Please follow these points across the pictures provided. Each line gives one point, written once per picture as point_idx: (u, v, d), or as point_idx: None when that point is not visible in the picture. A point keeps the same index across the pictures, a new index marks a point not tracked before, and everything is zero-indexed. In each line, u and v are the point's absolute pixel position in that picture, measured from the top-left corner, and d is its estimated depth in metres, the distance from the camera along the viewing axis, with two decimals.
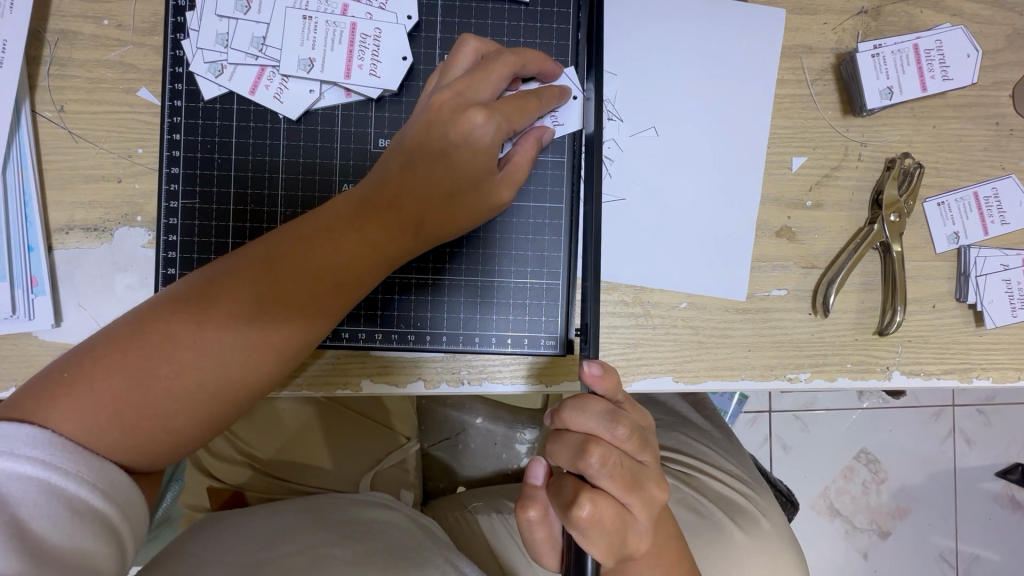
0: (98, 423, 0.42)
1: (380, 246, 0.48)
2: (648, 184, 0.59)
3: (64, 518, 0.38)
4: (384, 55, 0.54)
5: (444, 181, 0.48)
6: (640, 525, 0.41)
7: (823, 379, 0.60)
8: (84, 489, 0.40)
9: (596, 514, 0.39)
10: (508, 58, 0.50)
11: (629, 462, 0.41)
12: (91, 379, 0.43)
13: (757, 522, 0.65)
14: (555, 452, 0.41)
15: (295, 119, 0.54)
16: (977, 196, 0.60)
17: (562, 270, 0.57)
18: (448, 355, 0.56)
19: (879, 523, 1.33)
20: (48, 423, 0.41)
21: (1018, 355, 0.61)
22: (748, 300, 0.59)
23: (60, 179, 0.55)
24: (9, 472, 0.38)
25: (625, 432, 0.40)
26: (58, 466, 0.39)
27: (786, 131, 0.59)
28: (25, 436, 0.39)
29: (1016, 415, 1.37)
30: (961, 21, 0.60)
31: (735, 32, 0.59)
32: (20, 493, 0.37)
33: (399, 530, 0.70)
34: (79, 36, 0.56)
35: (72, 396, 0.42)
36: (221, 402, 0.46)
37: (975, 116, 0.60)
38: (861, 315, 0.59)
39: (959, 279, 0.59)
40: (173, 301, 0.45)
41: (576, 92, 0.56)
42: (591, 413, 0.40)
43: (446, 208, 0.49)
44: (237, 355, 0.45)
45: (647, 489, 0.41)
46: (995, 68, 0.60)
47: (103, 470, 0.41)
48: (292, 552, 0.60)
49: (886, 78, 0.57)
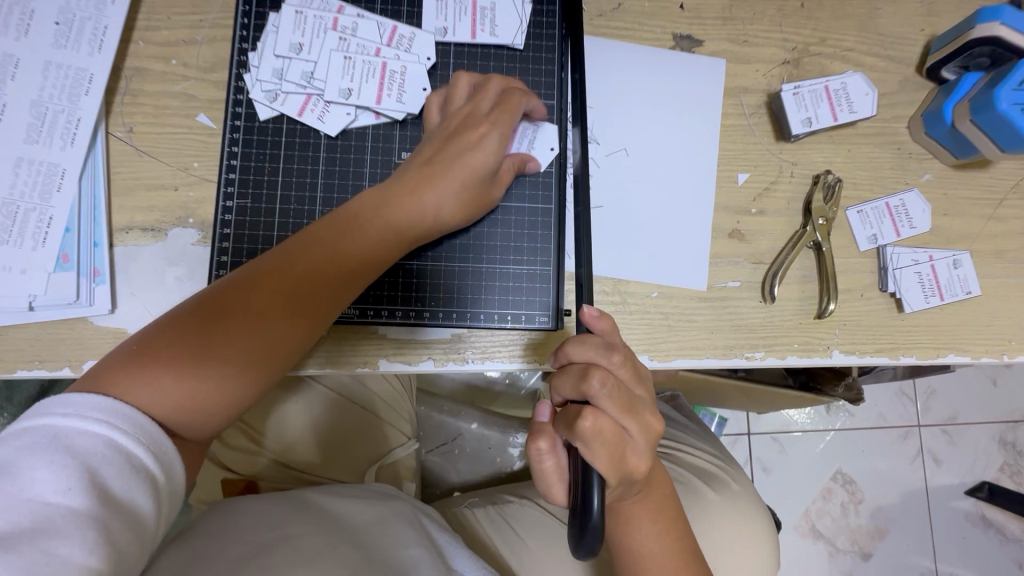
0: (164, 388, 0.50)
1: (397, 232, 0.59)
2: (622, 195, 0.71)
3: (126, 471, 0.44)
4: (408, 87, 0.66)
5: (456, 180, 0.59)
6: (636, 443, 0.45)
7: (775, 357, 0.70)
8: (142, 448, 0.46)
9: (597, 426, 0.42)
10: (496, 79, 0.63)
11: (626, 388, 0.45)
12: (160, 351, 0.51)
13: (727, 484, 0.74)
14: (560, 383, 0.46)
15: (334, 135, 0.66)
16: (889, 206, 0.73)
17: (554, 257, 0.67)
18: (456, 336, 0.66)
19: (860, 544, 1.53)
20: (121, 390, 0.48)
21: (935, 336, 0.72)
22: (708, 289, 0.70)
23: (124, 187, 0.65)
24: (79, 429, 0.44)
25: (619, 358, 0.45)
26: (121, 428, 0.45)
27: (732, 153, 0.73)
28: (93, 403, 0.46)
29: (976, 436, 1.59)
30: (863, 70, 0.76)
31: (688, 77, 0.74)
32: (90, 445, 0.43)
33: (392, 529, 0.75)
34: (149, 72, 0.67)
35: (143, 365, 0.50)
36: (262, 370, 0.54)
37: (880, 141, 0.74)
38: (802, 302, 0.71)
39: (880, 272, 0.72)
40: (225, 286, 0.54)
41: (552, 144, 0.68)
42: (590, 345, 0.46)
43: (455, 203, 0.60)
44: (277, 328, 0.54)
45: (642, 415, 0.45)
46: (893, 105, 0.75)
47: (155, 435, 0.47)
48: (301, 534, 0.66)
49: (806, 110, 0.71)
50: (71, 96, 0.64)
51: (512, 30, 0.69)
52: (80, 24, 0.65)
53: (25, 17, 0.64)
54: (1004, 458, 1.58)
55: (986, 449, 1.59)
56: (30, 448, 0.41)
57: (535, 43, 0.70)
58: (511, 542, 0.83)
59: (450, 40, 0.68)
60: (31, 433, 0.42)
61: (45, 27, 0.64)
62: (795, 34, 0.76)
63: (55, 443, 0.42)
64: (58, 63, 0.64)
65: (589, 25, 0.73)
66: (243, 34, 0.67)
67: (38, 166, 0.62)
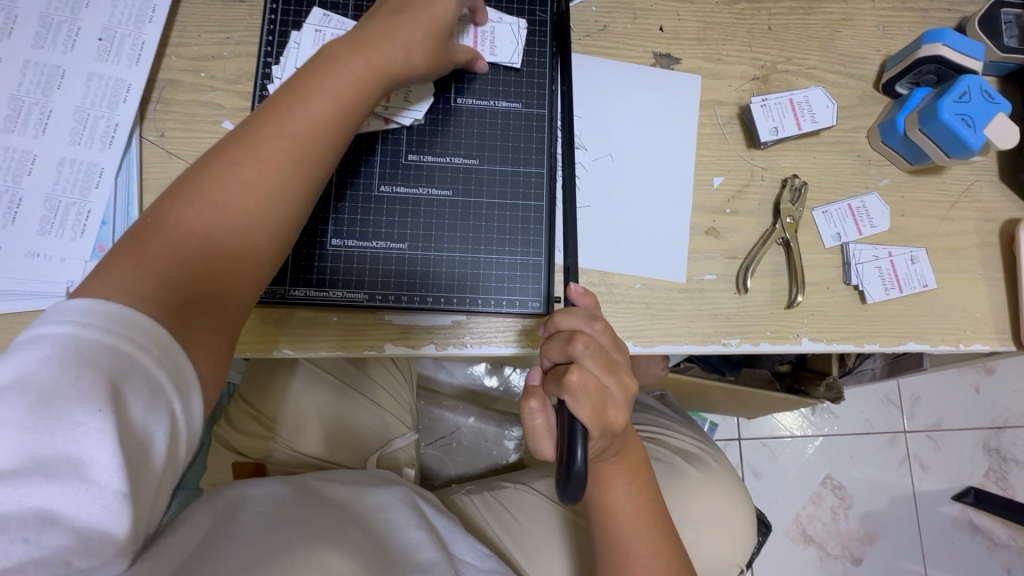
0: (166, 263, 0.49)
1: (367, 87, 0.60)
2: (608, 197, 0.78)
3: (149, 399, 0.41)
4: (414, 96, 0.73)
5: (414, 35, 0.63)
6: (615, 399, 0.51)
7: (749, 343, 0.76)
8: (160, 374, 0.43)
9: (583, 381, 0.48)
10: None
11: (606, 351, 0.51)
12: (157, 230, 0.50)
13: (708, 462, 0.79)
14: (548, 348, 0.52)
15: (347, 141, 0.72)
16: (851, 207, 0.80)
17: (545, 250, 0.73)
18: (456, 323, 0.72)
19: (851, 549, 1.56)
20: (125, 273, 0.47)
21: (897, 327, 0.78)
22: (687, 281, 0.77)
23: (155, 186, 0.72)
24: (99, 348, 0.40)
25: (601, 325, 0.51)
26: (140, 348, 0.42)
27: (708, 159, 0.80)
28: (106, 314, 0.42)
29: (961, 442, 1.64)
30: (825, 86, 0.84)
31: (668, 90, 0.82)
32: (112, 364, 0.40)
33: (393, 514, 0.79)
34: (180, 83, 0.75)
35: (141, 253, 0.48)
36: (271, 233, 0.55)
37: (842, 149, 0.82)
38: (773, 294, 0.77)
39: (844, 266, 0.79)
40: (193, 175, 0.53)
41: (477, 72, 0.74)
42: (577, 314, 0.51)
43: (421, 53, 0.64)
44: (282, 180, 0.55)
45: (620, 375, 0.51)
46: (853, 117, 0.83)
47: (173, 359, 0.44)
48: (311, 515, 0.71)
49: (773, 120, 0.79)
50: (110, 103, 0.71)
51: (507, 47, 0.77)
52: (120, 40, 0.72)
53: (72, 34, 0.71)
54: (989, 464, 1.63)
55: (971, 455, 1.63)
56: (54, 362, 0.39)
57: (529, 59, 0.78)
58: (506, 534, 0.86)
59: None
60: (52, 347, 0.40)
61: (89, 43, 0.71)
62: (764, 53, 0.84)
63: (76, 360, 0.39)
64: (99, 74, 0.71)
65: (578, 44, 0.81)
66: (268, 49, 0.74)
67: (78, 165, 0.69)
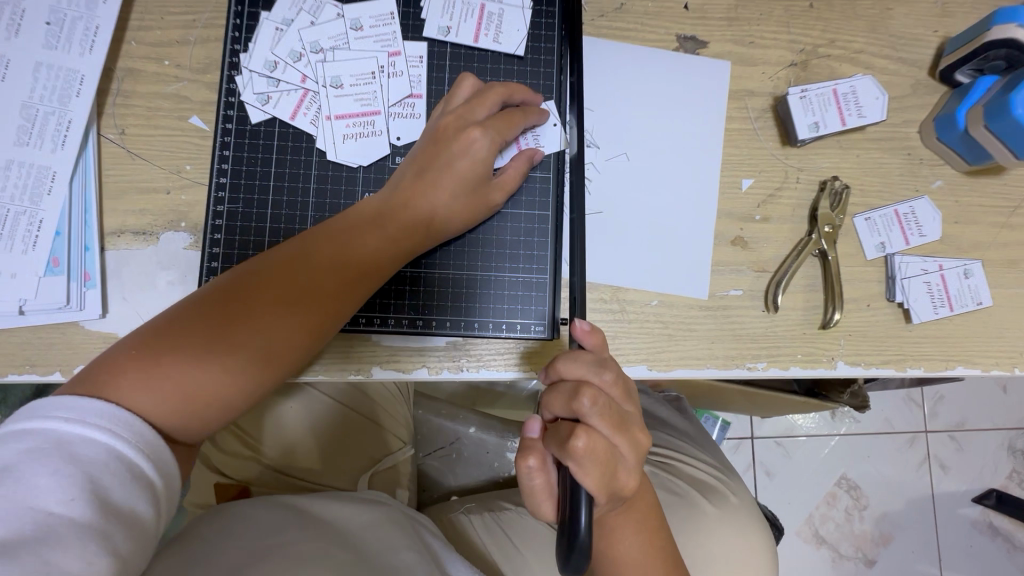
0: (158, 395, 0.47)
1: (393, 237, 0.57)
2: (623, 201, 0.70)
3: (127, 482, 0.42)
4: (409, 98, 0.66)
5: (448, 190, 0.59)
6: (626, 461, 0.45)
7: (777, 368, 0.68)
8: (144, 458, 0.44)
9: (590, 446, 0.42)
10: (498, 88, 0.61)
11: (616, 406, 0.45)
12: (153, 358, 0.48)
13: (726, 497, 0.72)
14: (550, 400, 0.46)
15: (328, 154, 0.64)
16: (898, 213, 0.71)
17: (550, 266, 0.66)
18: (450, 344, 0.65)
19: (865, 550, 1.51)
20: (115, 396, 0.46)
21: (945, 349, 0.70)
22: (710, 298, 0.68)
23: (116, 190, 0.65)
24: (84, 436, 0.42)
25: (611, 376, 0.45)
26: (124, 436, 0.44)
27: (736, 158, 0.71)
28: (93, 409, 0.44)
29: (985, 443, 1.56)
30: (873, 73, 0.73)
31: (692, 79, 0.72)
32: (92, 454, 0.42)
33: (388, 533, 0.74)
34: (142, 73, 0.66)
35: (140, 374, 0.47)
36: (261, 378, 0.52)
37: (890, 147, 0.72)
38: (806, 312, 0.69)
39: (888, 281, 0.70)
40: (205, 304, 0.51)
41: (555, 121, 0.67)
42: (582, 363, 0.46)
43: (451, 211, 0.60)
44: (284, 331, 0.52)
45: (632, 432, 0.45)
46: (903, 110, 0.73)
47: (155, 443, 0.46)
48: (296, 541, 0.64)
49: (813, 114, 0.69)
50: (61, 97, 0.63)
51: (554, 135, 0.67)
52: (72, 25, 0.64)
53: (16, 18, 0.63)
54: (1013, 465, 1.55)
55: (995, 456, 1.55)
56: (32, 454, 0.40)
57: (534, 45, 0.68)
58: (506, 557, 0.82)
59: (447, 41, 0.67)
60: (28, 438, 0.41)
61: (36, 28, 0.63)
62: (803, 35, 0.73)
63: (58, 454, 0.41)
64: (48, 64, 0.63)
65: (591, 26, 0.72)
66: (236, 35, 0.65)
67: (28, 169, 0.62)
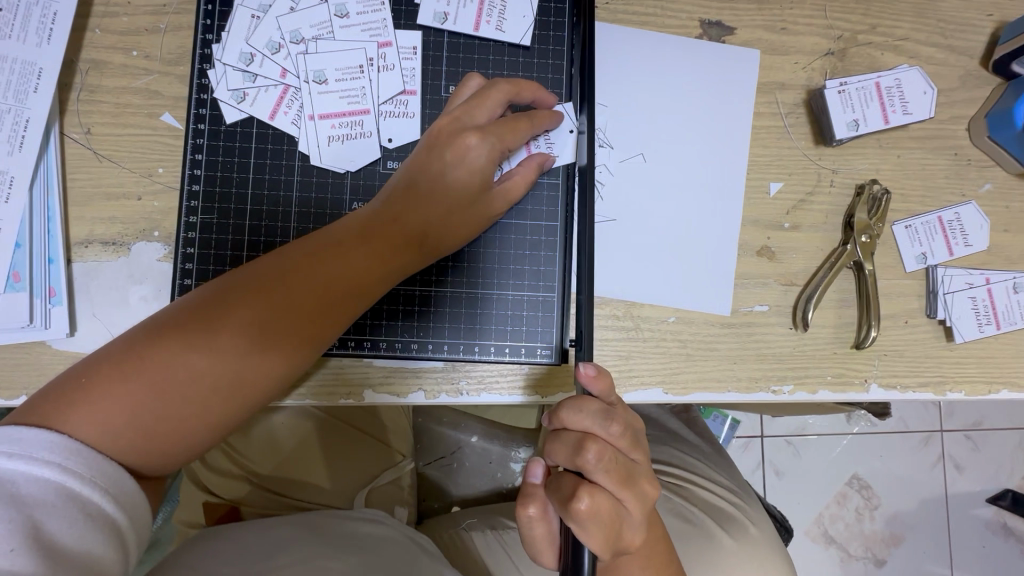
0: (115, 428, 0.42)
1: (380, 253, 0.52)
2: (638, 207, 0.63)
3: (79, 522, 0.38)
4: (402, 96, 0.60)
5: (442, 202, 0.54)
6: (633, 517, 0.42)
7: (805, 391, 0.63)
8: (99, 493, 0.40)
9: (594, 507, 0.41)
10: (501, 86, 0.56)
11: (623, 458, 0.43)
12: (109, 385, 0.43)
13: (745, 528, 0.68)
14: (553, 450, 0.44)
15: (310, 157, 0.59)
16: (942, 220, 0.64)
17: (558, 283, 0.61)
18: (448, 365, 0.59)
19: None
20: (67, 427, 0.41)
21: (989, 369, 0.64)
22: (732, 315, 0.62)
23: (82, 196, 0.59)
24: (28, 474, 0.38)
25: (618, 428, 0.42)
26: (75, 470, 0.40)
27: (764, 159, 0.64)
28: (41, 441, 0.40)
29: None
30: (918, 63, 0.66)
31: (716, 70, 0.65)
32: (38, 494, 0.38)
33: (391, 545, 0.69)
34: (108, 65, 0.60)
35: (94, 402, 0.42)
36: (229, 410, 0.47)
37: (935, 146, 0.65)
38: (838, 330, 0.63)
39: (928, 296, 0.63)
40: (168, 325, 0.46)
41: (569, 125, 0.61)
42: (588, 413, 0.43)
43: (444, 223, 0.54)
44: (256, 359, 0.47)
45: (640, 485, 0.43)
46: (951, 104, 0.66)
47: (115, 475, 0.41)
48: (291, 563, 0.59)
49: (852, 111, 0.62)
50: (17, 93, 0.57)
51: (567, 142, 0.61)
52: (27, 12, 0.58)
53: None
54: None
55: None
56: None
57: (542, 34, 0.62)
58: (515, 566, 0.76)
59: (444, 29, 0.61)
60: None
61: None
62: (842, 20, 0.66)
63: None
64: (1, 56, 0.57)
65: (604, 10, 0.64)
66: (207, 23, 0.60)
67: None
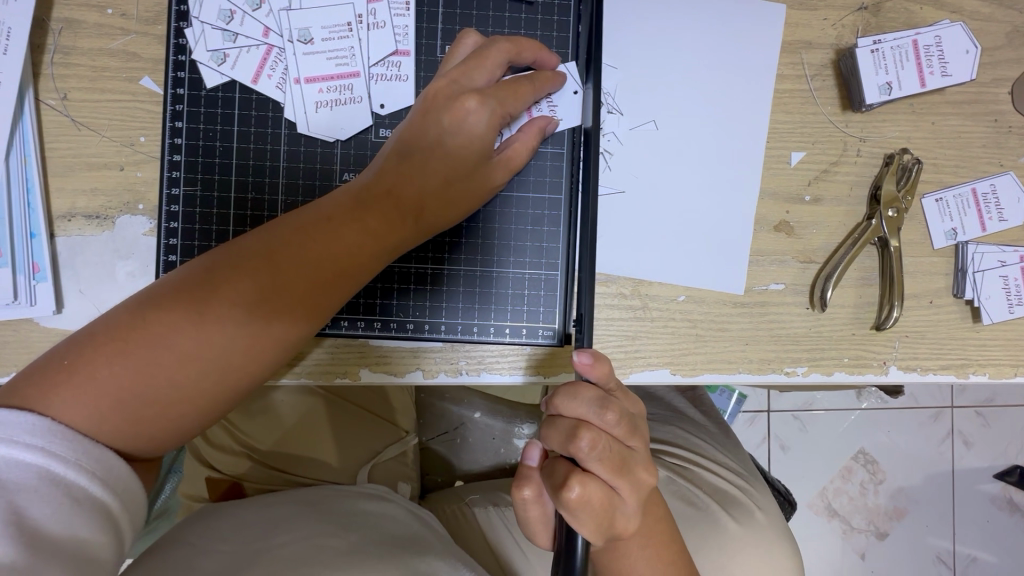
0: (100, 411, 0.41)
1: (374, 227, 0.49)
2: (647, 178, 0.59)
3: (64, 506, 0.37)
4: (394, 56, 0.56)
5: (438, 172, 0.50)
6: (628, 506, 0.41)
7: (820, 373, 0.60)
8: (85, 477, 0.38)
9: (585, 496, 0.39)
10: (501, 45, 0.52)
11: (619, 447, 0.41)
12: (95, 366, 0.41)
13: (751, 512, 0.67)
14: (547, 436, 0.42)
15: (297, 125, 0.56)
16: (976, 192, 0.60)
17: (562, 261, 0.58)
18: (447, 346, 0.57)
19: None
20: (50, 411, 0.40)
21: (1016, 351, 0.61)
22: (746, 294, 0.59)
23: (62, 166, 0.56)
24: (8, 459, 0.36)
25: (614, 416, 0.40)
26: (58, 453, 0.38)
27: (786, 127, 0.60)
28: (23, 424, 0.38)
29: None
30: (961, 18, 0.60)
31: (737, 27, 0.60)
32: (19, 479, 0.36)
33: (391, 520, 0.69)
34: (82, 25, 0.56)
35: (77, 385, 0.41)
36: (219, 391, 0.45)
37: (973, 112, 0.60)
38: (858, 310, 0.60)
39: (957, 275, 0.60)
40: (152, 304, 0.44)
41: (575, 87, 0.57)
42: (582, 400, 0.41)
43: (442, 195, 0.51)
44: (246, 339, 0.45)
45: (636, 473, 0.41)
46: (994, 65, 0.60)
47: (102, 458, 0.39)
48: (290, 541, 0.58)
49: (885, 73, 0.57)
50: None
51: (573, 104, 0.57)
52: None
53: None
54: None
55: None
56: None
57: None
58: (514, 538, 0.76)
59: None
60: None
61: None
62: None
63: None
64: None
65: None
66: None
67: None
